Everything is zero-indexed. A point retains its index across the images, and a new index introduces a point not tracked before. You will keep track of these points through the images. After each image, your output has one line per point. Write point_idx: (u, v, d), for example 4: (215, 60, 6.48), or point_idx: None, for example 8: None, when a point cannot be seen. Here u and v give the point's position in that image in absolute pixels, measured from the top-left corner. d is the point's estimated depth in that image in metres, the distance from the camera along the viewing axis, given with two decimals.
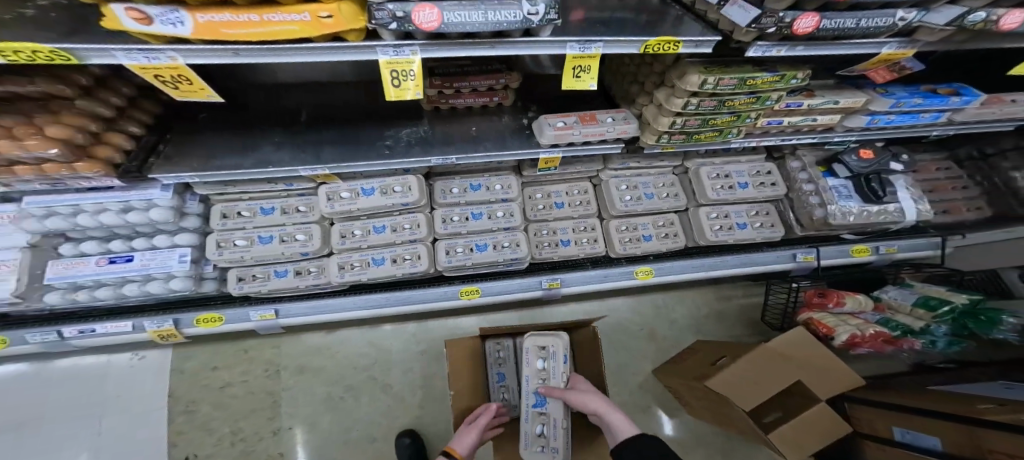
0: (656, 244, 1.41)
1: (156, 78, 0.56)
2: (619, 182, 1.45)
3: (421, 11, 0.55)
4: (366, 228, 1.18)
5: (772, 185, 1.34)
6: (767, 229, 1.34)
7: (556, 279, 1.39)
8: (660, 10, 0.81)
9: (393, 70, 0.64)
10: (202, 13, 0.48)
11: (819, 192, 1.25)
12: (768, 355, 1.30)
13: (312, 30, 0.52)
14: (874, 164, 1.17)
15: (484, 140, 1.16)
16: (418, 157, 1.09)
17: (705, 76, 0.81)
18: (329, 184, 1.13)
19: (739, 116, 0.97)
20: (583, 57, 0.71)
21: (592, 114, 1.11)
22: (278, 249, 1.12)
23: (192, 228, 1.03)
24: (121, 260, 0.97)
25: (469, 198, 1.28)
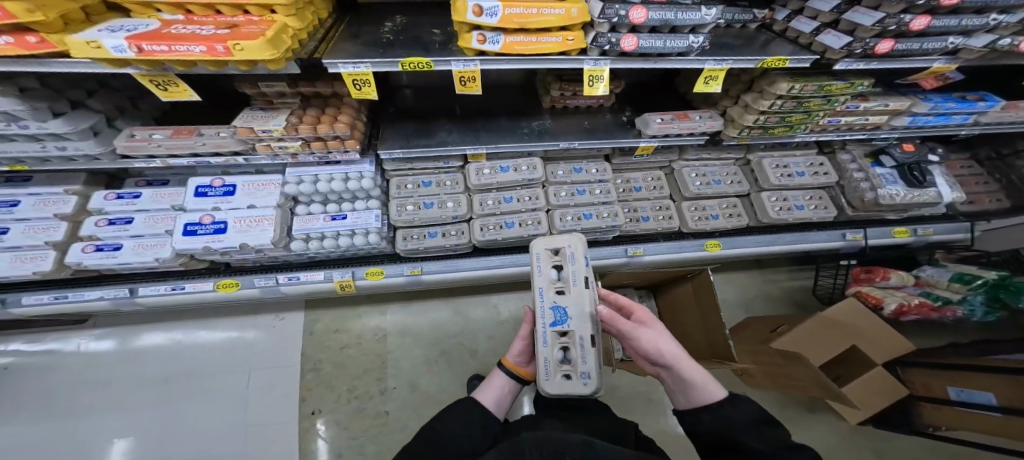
0: (722, 222, 1.69)
1: (459, 77, 0.96)
2: (691, 170, 1.72)
3: (625, 39, 0.87)
4: (498, 199, 1.49)
5: (825, 174, 1.62)
6: (823, 209, 1.63)
7: (639, 248, 1.67)
8: (753, 36, 1.09)
9: (592, 76, 0.97)
10: (511, 37, 0.86)
11: (870, 179, 1.52)
12: (824, 323, 1.62)
13: (560, 47, 0.89)
14: (915, 156, 1.47)
15: (597, 130, 1.47)
16: (550, 142, 1.41)
17: (793, 83, 1.10)
18: (475, 163, 1.46)
19: (810, 114, 1.26)
20: (714, 70, 0.98)
21: (686, 113, 1.38)
22: (438, 213, 1.44)
23: (377, 197, 1.42)
24: (338, 218, 1.36)
25: (574, 179, 1.58)
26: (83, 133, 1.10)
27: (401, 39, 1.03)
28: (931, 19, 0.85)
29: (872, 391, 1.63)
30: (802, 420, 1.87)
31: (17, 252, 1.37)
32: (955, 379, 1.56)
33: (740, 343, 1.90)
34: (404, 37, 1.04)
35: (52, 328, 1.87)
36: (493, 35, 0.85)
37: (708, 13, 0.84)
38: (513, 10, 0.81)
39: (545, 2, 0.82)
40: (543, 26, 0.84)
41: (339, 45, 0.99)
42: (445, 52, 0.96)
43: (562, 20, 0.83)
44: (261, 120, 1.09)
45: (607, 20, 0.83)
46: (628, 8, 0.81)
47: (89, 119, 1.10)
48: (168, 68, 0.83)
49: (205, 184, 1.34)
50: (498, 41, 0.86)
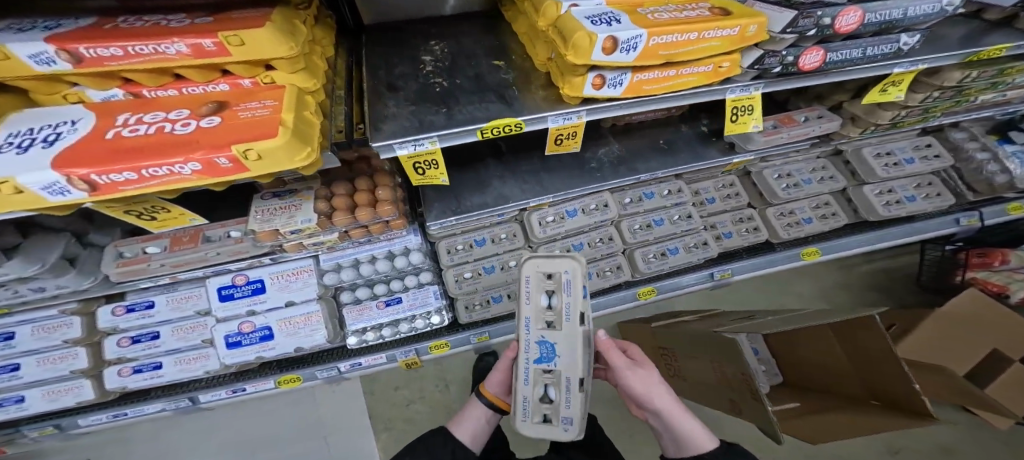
0: (818, 225, 1.46)
1: (554, 136, 0.71)
2: (773, 172, 1.48)
3: (808, 54, 0.61)
4: (568, 248, 1.28)
5: (937, 156, 1.45)
6: (938, 197, 1.45)
7: (726, 270, 1.42)
8: None
9: (734, 107, 0.71)
10: (638, 74, 0.59)
11: (996, 160, 1.41)
12: (943, 319, 1.40)
13: (707, 79, 0.62)
14: None
15: (680, 151, 1.20)
16: (629, 176, 1.13)
17: (967, 70, 0.96)
18: (537, 211, 1.20)
19: (957, 101, 1.14)
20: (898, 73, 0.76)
21: (789, 116, 1.15)
22: (501, 276, 1.26)
23: (429, 268, 1.21)
24: (394, 302, 1.18)
25: (647, 207, 1.32)
26: (57, 268, 0.82)
27: (457, 86, 0.74)
28: None
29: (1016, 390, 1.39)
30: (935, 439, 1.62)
31: (47, 385, 1.12)
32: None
33: None
34: (455, 83, 0.75)
35: (66, 451, 1.55)
36: (618, 76, 0.58)
37: (950, 1, 0.60)
38: (658, 40, 0.53)
39: (711, 20, 0.54)
40: (696, 56, 0.57)
41: (373, 109, 0.69)
42: (529, 104, 0.68)
43: (730, 45, 0.56)
44: (285, 216, 0.79)
45: (800, 33, 0.56)
46: (839, 13, 0.55)
47: (59, 246, 0.81)
48: (153, 196, 0.55)
49: (227, 283, 1.05)
50: (623, 82, 0.60)
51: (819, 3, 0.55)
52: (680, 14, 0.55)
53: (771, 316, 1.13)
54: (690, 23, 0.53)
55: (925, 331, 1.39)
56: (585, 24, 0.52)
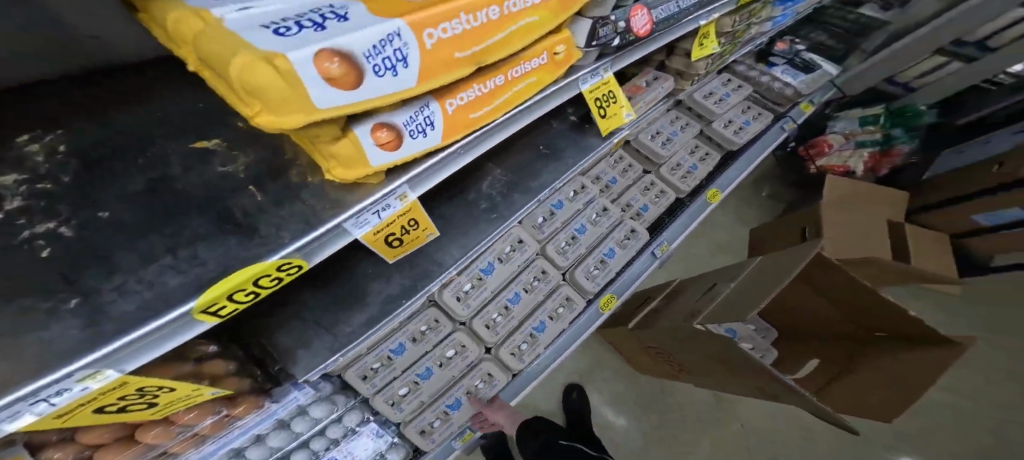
0: (703, 169, 1.52)
1: (388, 237, 0.51)
2: (645, 134, 1.53)
3: (637, 17, 0.58)
4: (503, 305, 1.07)
5: (739, 87, 1.64)
6: (760, 116, 1.61)
7: (665, 242, 1.38)
8: None
9: (595, 98, 0.63)
10: (448, 101, 0.43)
11: (776, 79, 1.67)
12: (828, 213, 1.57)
13: (546, 72, 0.53)
14: (789, 53, 1.75)
15: (564, 150, 1.06)
16: (529, 201, 0.91)
17: (733, 15, 1.07)
18: (446, 284, 0.97)
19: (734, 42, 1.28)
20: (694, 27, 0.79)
21: (635, 85, 1.15)
22: (444, 375, 0.98)
23: (349, 406, 0.88)
24: None
25: (562, 219, 1.18)
26: None
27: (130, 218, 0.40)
28: None
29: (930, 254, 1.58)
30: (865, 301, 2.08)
31: None
32: (977, 208, 1.64)
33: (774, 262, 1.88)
34: (207, 184, 0.45)
35: None
36: (422, 111, 0.40)
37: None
38: (440, 32, 0.35)
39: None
40: (508, 47, 0.44)
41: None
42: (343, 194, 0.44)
43: (541, 13, 0.46)
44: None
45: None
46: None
47: None
48: None
49: None
50: (435, 117, 0.42)
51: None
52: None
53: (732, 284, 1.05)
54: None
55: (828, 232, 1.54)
56: (265, 41, 0.27)
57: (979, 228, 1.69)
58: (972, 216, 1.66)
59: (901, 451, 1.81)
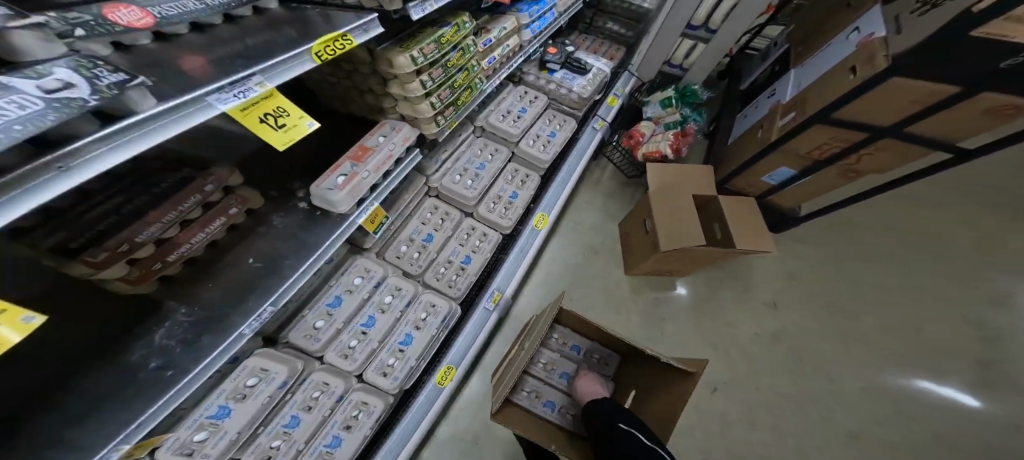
0: (523, 193, 1.65)
1: None
2: (450, 176, 1.55)
3: None
4: (280, 433, 1.03)
5: (535, 98, 1.82)
6: (566, 123, 1.84)
7: (496, 291, 1.56)
8: (302, 17, 0.86)
9: None
10: None
11: (559, 84, 1.87)
12: (657, 198, 1.84)
13: None
14: (561, 55, 1.91)
15: (285, 256, 1.03)
16: (231, 336, 0.89)
17: (408, 54, 1.03)
18: (160, 448, 0.86)
19: (467, 69, 1.33)
20: (250, 107, 0.60)
21: (363, 147, 1.15)
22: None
23: None
24: None
25: (342, 318, 1.22)
26: None
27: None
28: None
29: (748, 231, 1.76)
30: (733, 268, 2.20)
31: None
32: (764, 171, 1.90)
33: (632, 255, 2.02)
34: None
35: None
36: None
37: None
38: None
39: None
40: None
41: None
42: None
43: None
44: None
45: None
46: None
47: None
48: None
49: None
50: None
51: None
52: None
53: (526, 343, 1.35)
54: None
55: (662, 216, 1.78)
56: None
57: (771, 187, 1.95)
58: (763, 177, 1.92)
59: (812, 389, 1.89)
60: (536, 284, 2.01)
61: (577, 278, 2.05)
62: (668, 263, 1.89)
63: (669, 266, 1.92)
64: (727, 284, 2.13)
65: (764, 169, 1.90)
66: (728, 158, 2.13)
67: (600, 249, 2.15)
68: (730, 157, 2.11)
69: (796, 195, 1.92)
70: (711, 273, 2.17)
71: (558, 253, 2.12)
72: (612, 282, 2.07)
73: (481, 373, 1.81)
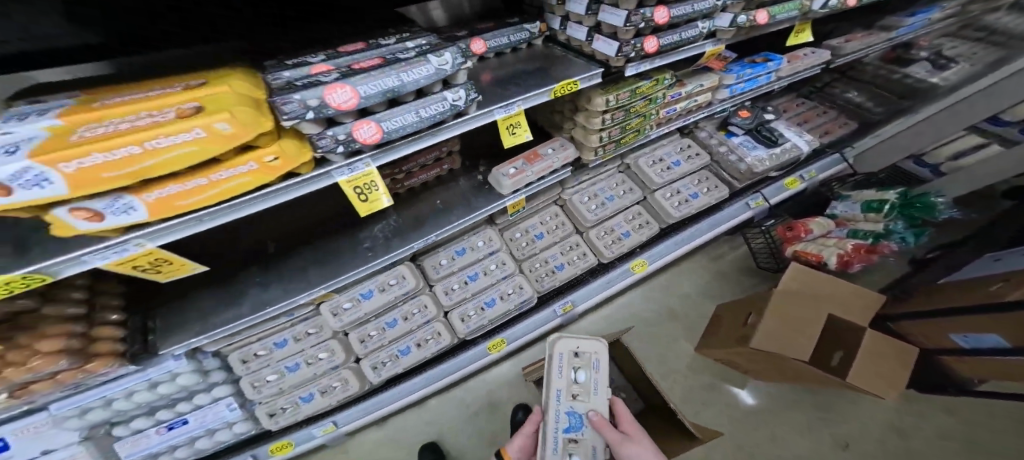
0: (635, 236, 1.71)
1: (136, 267, 0.65)
2: (580, 196, 1.71)
3: (334, 93, 0.62)
4: (380, 326, 1.39)
5: (696, 155, 1.69)
6: (715, 189, 1.68)
7: (568, 302, 1.70)
8: (548, 55, 1.11)
9: (357, 186, 0.77)
10: (66, 163, 0.45)
11: (732, 150, 1.67)
12: (785, 297, 1.55)
13: (216, 144, 0.55)
14: (754, 120, 1.69)
15: (454, 208, 1.36)
16: (401, 246, 1.25)
17: (605, 96, 1.15)
18: (328, 301, 1.29)
19: (644, 116, 1.33)
20: (511, 116, 0.94)
21: (536, 152, 1.40)
22: (307, 371, 1.30)
23: (223, 380, 1.21)
24: (178, 424, 1.17)
25: (459, 264, 1.52)
26: None
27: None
28: (660, 38, 0.94)
29: (876, 374, 1.46)
30: (829, 399, 1.92)
31: None
32: (955, 327, 1.39)
33: (720, 337, 1.91)
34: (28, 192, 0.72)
35: None
36: (26, 171, 0.43)
37: (442, 61, 0.73)
38: (69, 165, 0.45)
39: (151, 128, 0.51)
40: (161, 154, 0.51)
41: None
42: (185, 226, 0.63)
43: (208, 146, 0.54)
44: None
45: (299, 118, 0.59)
46: (319, 94, 0.60)
47: None
48: None
49: None
50: (46, 178, 0.45)
51: (307, 84, 0.62)
52: (121, 127, 0.51)
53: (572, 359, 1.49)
54: (145, 153, 0.50)
55: (775, 318, 1.54)
56: None
57: (957, 349, 1.42)
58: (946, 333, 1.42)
59: None
60: (606, 316, 2.16)
61: (646, 330, 2.14)
62: (750, 361, 1.78)
63: (752, 365, 1.78)
64: (829, 417, 1.87)
65: (955, 327, 1.39)
66: (927, 296, 1.56)
67: (682, 317, 2.18)
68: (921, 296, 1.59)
69: (989, 372, 1.36)
70: (797, 393, 1.95)
71: (643, 297, 2.23)
72: (680, 351, 2.08)
73: (513, 361, 2.05)
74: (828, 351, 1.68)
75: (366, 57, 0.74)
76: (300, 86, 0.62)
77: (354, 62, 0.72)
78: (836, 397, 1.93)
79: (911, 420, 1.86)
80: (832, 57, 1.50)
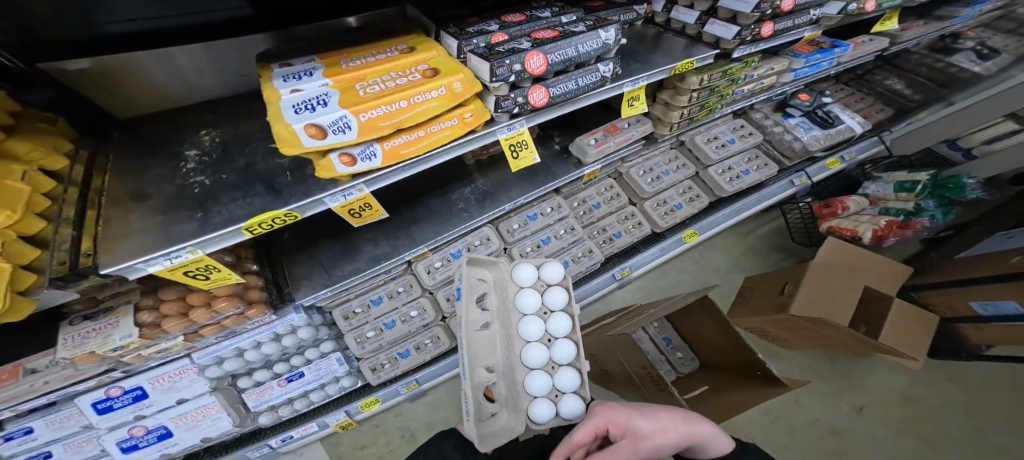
0: (688, 208, 1.71)
1: (348, 211, 0.72)
2: (637, 170, 1.71)
3: (531, 58, 0.67)
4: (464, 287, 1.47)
5: (750, 134, 1.79)
6: (764, 167, 1.75)
7: (625, 268, 1.68)
8: (645, 34, 1.17)
9: (511, 144, 0.79)
10: (363, 113, 0.55)
11: (789, 130, 1.78)
12: (820, 267, 1.73)
13: (448, 102, 0.62)
14: (813, 103, 1.81)
15: (537, 174, 1.37)
16: (493, 208, 1.30)
17: (700, 75, 1.23)
18: (423, 260, 1.40)
19: (722, 96, 1.39)
20: (635, 90, 1.03)
21: (614, 125, 1.40)
22: (403, 328, 1.43)
23: (330, 337, 1.41)
24: (296, 376, 1.39)
25: (532, 228, 1.51)
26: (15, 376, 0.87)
27: (220, 183, 0.70)
28: (775, 24, 1.06)
29: (899, 336, 1.66)
30: (841, 365, 2.15)
31: (67, 439, 1.12)
32: (976, 295, 1.58)
33: (756, 303, 2.04)
34: (230, 145, 0.80)
35: None
36: (340, 117, 0.53)
37: (608, 36, 0.77)
38: (367, 113, 0.55)
39: (414, 87, 0.60)
40: (416, 109, 0.60)
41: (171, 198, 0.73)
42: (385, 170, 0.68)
43: (445, 102, 0.62)
44: (100, 337, 0.89)
45: (504, 80, 0.66)
46: (522, 60, 0.66)
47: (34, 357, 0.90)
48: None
49: (101, 397, 1.05)
50: (350, 123, 0.54)
51: (509, 51, 0.66)
52: (384, 85, 0.60)
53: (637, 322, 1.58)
54: (407, 105, 0.59)
55: (810, 285, 1.71)
56: (287, 112, 0.53)
57: (975, 316, 1.61)
58: (968, 302, 1.60)
59: None
60: (644, 286, 2.30)
61: None
62: (780, 328, 1.95)
63: (783, 331, 1.95)
64: (842, 378, 2.11)
65: (979, 295, 1.58)
66: (945, 268, 1.76)
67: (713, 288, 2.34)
68: (942, 269, 1.77)
69: (1000, 337, 1.59)
70: (814, 361, 2.16)
71: (677, 270, 2.38)
72: None
73: None
74: (856, 321, 1.85)
75: (537, 27, 0.78)
76: (504, 52, 0.66)
77: (531, 32, 0.75)
78: (849, 364, 2.15)
79: (912, 384, 2.10)
80: (887, 44, 1.62)
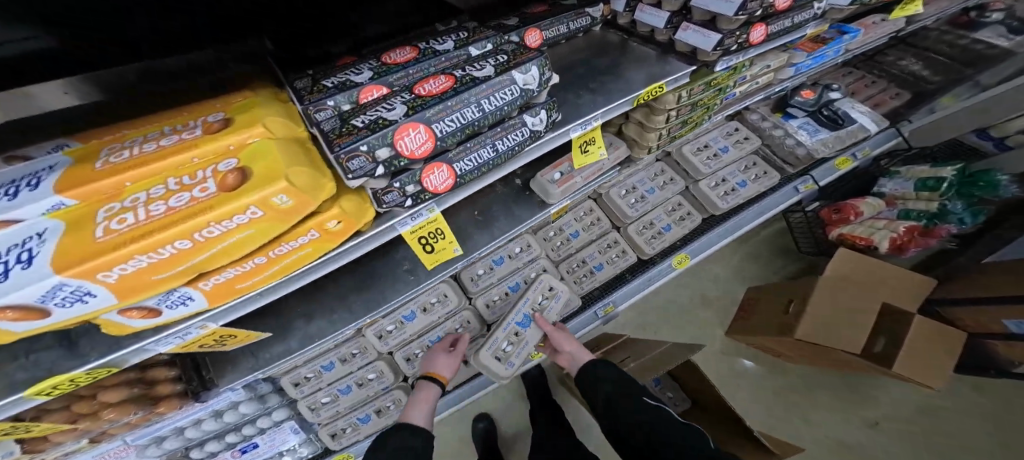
0: (677, 230, 1.51)
1: (200, 344, 0.58)
2: (619, 190, 1.52)
3: (404, 136, 0.50)
4: (424, 345, 1.31)
5: (746, 139, 1.57)
6: (762, 176, 1.55)
7: (609, 304, 1.49)
8: (608, 43, 0.95)
9: (420, 237, 0.66)
10: (104, 272, 0.36)
11: (790, 134, 1.56)
12: (833, 284, 1.51)
13: (272, 223, 0.43)
14: (816, 101, 1.56)
15: (495, 218, 1.16)
16: (444, 266, 1.11)
17: (678, 92, 1.02)
18: (371, 325, 1.23)
19: (707, 108, 1.18)
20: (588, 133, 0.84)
21: None
22: (360, 392, 1.28)
23: (283, 403, 1.25)
24: (251, 447, 1.23)
25: (499, 274, 1.34)
26: None
27: None
28: (768, 26, 0.86)
29: (920, 361, 1.47)
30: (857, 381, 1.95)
31: None
32: (1008, 314, 1.39)
33: (759, 319, 1.84)
34: None
35: None
36: (64, 287, 0.35)
37: (527, 79, 0.59)
38: (114, 272, 0.37)
39: (202, 211, 0.39)
40: (213, 245, 0.41)
41: None
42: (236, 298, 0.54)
43: (264, 227, 0.42)
44: None
45: (367, 174, 0.49)
46: (387, 142, 0.49)
47: None
48: None
49: None
50: (93, 289, 0.37)
51: (368, 129, 0.49)
52: (157, 210, 0.40)
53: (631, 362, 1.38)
54: (188, 242, 0.39)
55: (820, 305, 1.51)
56: None
57: (1005, 334, 1.44)
58: (999, 320, 1.42)
59: None
60: (637, 303, 2.12)
61: (677, 318, 2.09)
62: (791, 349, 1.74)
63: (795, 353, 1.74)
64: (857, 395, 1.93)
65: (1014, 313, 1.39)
66: (971, 277, 1.57)
67: (713, 301, 2.14)
68: (967, 278, 1.58)
69: None
70: (826, 377, 1.97)
71: (673, 282, 2.18)
72: (710, 336, 2.07)
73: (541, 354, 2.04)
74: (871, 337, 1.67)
75: (438, 65, 0.60)
76: (362, 131, 0.49)
77: (417, 81, 0.57)
78: (870, 383, 1.94)
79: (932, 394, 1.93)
80: (904, 25, 1.39)
